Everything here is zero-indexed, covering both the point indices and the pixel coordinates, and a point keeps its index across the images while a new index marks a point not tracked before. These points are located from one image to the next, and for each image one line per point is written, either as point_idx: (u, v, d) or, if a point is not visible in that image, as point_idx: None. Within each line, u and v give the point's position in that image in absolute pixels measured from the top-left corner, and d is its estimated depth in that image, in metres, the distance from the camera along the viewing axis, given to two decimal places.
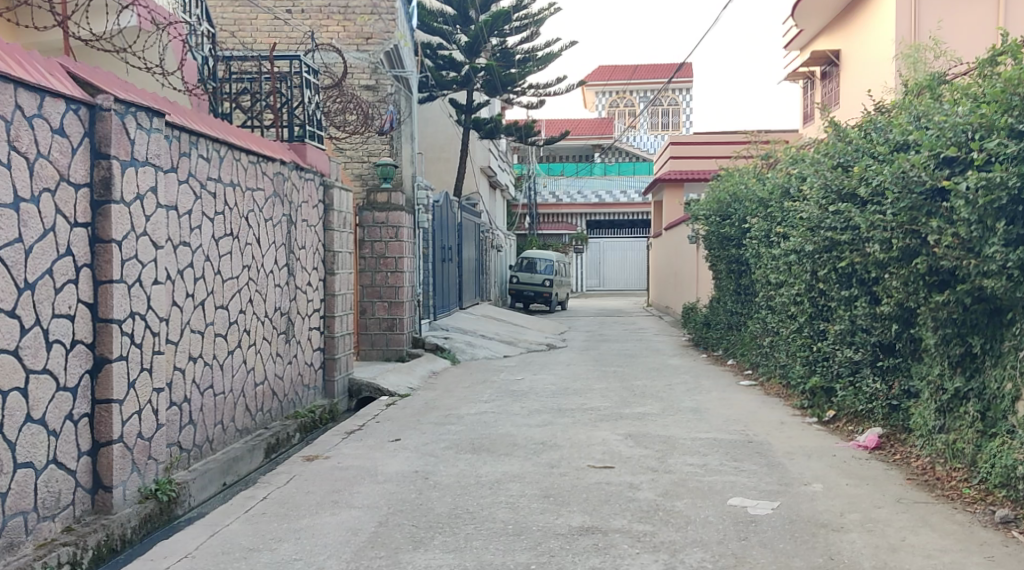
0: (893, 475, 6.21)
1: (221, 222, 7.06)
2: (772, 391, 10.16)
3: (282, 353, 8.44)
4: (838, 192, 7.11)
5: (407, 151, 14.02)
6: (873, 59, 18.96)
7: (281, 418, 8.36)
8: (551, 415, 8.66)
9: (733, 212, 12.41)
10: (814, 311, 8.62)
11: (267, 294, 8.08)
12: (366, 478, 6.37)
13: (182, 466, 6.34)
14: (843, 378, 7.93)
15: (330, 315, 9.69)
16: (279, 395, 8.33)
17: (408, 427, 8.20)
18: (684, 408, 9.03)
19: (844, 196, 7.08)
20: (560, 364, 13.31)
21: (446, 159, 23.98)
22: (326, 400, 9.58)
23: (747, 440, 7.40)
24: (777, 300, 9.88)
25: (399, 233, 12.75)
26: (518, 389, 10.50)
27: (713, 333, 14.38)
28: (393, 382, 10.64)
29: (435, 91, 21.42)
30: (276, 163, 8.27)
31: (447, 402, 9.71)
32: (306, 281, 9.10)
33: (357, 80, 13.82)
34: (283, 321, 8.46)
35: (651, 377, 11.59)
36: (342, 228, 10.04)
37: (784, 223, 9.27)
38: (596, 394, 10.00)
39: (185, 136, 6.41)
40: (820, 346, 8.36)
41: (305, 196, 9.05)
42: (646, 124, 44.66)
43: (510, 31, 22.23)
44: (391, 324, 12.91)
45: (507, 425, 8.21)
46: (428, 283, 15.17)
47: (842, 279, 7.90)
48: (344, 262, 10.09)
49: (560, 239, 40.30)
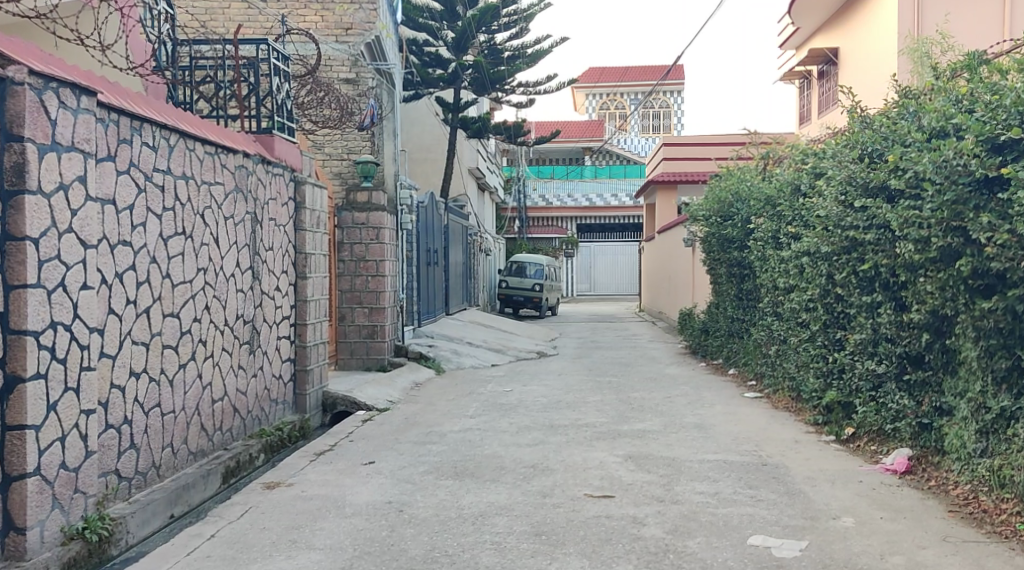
0: (932, 508, 5.46)
1: (170, 219, 6.28)
2: (781, 405, 9.38)
3: (246, 366, 7.65)
4: (865, 187, 6.37)
5: (389, 149, 13.25)
6: (874, 54, 18.24)
7: (244, 437, 7.57)
8: (542, 433, 7.89)
9: (736, 213, 11.67)
10: (828, 319, 7.91)
11: (228, 300, 7.31)
12: (332, 511, 5.58)
13: (120, 498, 5.55)
14: (863, 393, 7.22)
15: (302, 323, 8.90)
16: (242, 412, 7.54)
17: (384, 448, 7.41)
18: (687, 424, 8.28)
19: (871, 192, 6.37)
20: (552, 373, 12.55)
21: (433, 161, 23.20)
22: (296, 415, 8.78)
23: (761, 462, 6.65)
24: (786, 308, 9.15)
25: (380, 235, 12.01)
26: (507, 402, 9.74)
27: (713, 341, 13.66)
28: (371, 395, 9.83)
29: (420, 88, 20.74)
30: (239, 155, 7.50)
31: (429, 417, 8.92)
32: (274, 285, 8.32)
33: (335, 73, 13.05)
34: (246, 330, 7.68)
35: (649, 388, 10.86)
36: (316, 229, 9.26)
37: (796, 221, 8.54)
38: (590, 407, 9.25)
39: (125, 121, 5.63)
40: (838, 357, 7.61)
41: (273, 193, 8.28)
42: (637, 126, 44.06)
43: (499, 27, 21.49)
44: (372, 331, 12.13)
45: (494, 444, 7.44)
46: (412, 287, 14.38)
47: (863, 283, 7.17)
48: (317, 265, 9.30)
49: (551, 243, 39.24)
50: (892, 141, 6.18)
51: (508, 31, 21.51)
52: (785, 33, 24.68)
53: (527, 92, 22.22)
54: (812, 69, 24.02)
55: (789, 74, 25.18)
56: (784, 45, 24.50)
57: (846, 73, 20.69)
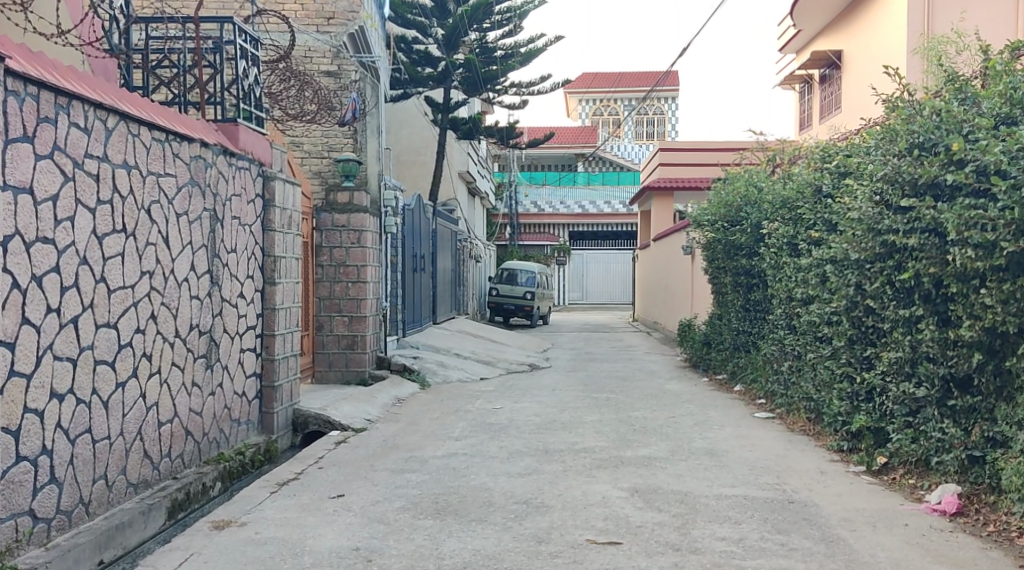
0: (998, 561, 4.61)
1: (106, 213, 5.42)
2: (797, 427, 8.54)
3: (201, 383, 6.78)
4: (914, 184, 5.57)
5: (372, 146, 12.34)
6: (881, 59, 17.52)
7: (198, 463, 6.69)
8: (536, 460, 7.03)
9: (746, 218, 10.84)
10: (856, 333, 7.10)
11: (180, 307, 6.44)
12: (288, 560, 4.71)
13: (35, 543, 4.68)
14: (898, 418, 6.40)
15: (269, 333, 8.02)
16: (195, 434, 6.66)
17: (356, 477, 6.54)
18: (696, 449, 7.42)
19: (921, 189, 5.56)
20: (545, 388, 11.68)
21: (422, 164, 22.33)
22: (261, 436, 7.90)
23: (788, 499, 5.80)
24: (805, 322, 8.32)
25: (361, 238, 11.17)
26: (496, 422, 8.87)
27: (716, 355, 12.82)
28: (347, 413, 8.94)
29: (408, 87, 19.83)
30: (196, 144, 6.64)
31: (410, 439, 8.03)
32: (237, 292, 7.44)
33: (317, 65, 12.23)
34: (202, 342, 6.81)
35: (650, 405, 10.02)
36: (287, 229, 8.39)
37: (820, 224, 7.69)
38: (588, 429, 8.38)
39: (47, 95, 4.79)
40: (869, 377, 6.80)
41: (236, 188, 7.41)
42: (630, 132, 43.31)
43: (490, 25, 20.52)
44: (351, 341, 11.26)
45: (482, 473, 6.58)
46: (396, 294, 13.50)
47: (900, 294, 6.31)
48: (288, 269, 8.42)
49: (543, 250, 38.51)
50: (949, 131, 5.37)
51: (500, 29, 20.58)
52: (786, 37, 23.98)
53: (520, 93, 21.39)
54: (812, 74, 23.28)
55: (789, 79, 24.46)
56: (784, 49, 23.78)
57: (850, 76, 19.95)
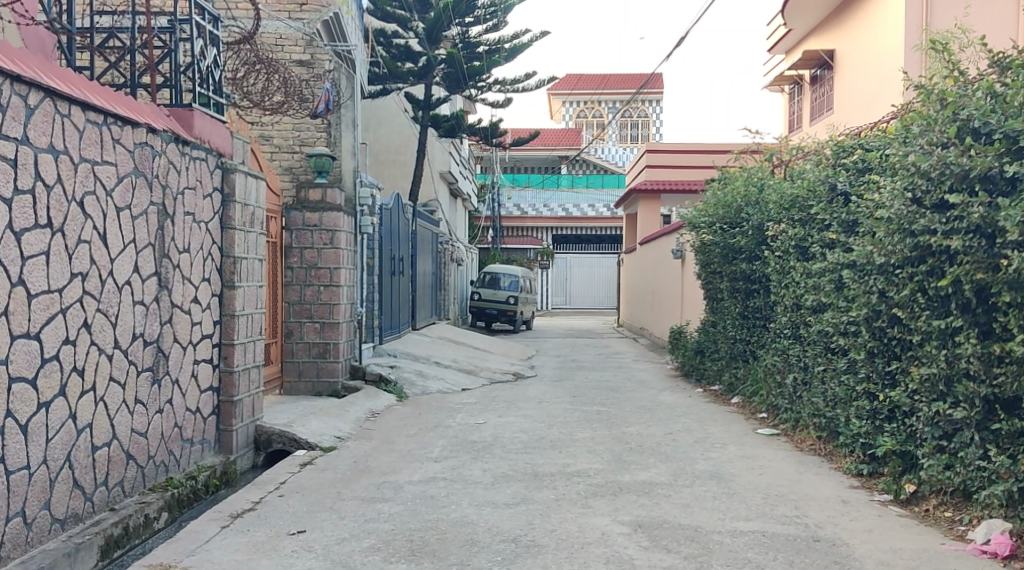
0: None
1: (27, 205, 4.65)
2: (807, 447, 7.82)
3: (147, 400, 6.00)
4: (970, 173, 5.01)
5: (347, 141, 11.57)
6: (874, 61, 16.88)
7: (142, 490, 5.91)
8: (524, 485, 6.29)
9: (746, 220, 10.12)
10: (877, 346, 6.42)
11: (122, 314, 5.66)
12: None
13: None
14: (931, 441, 5.72)
15: (228, 343, 7.24)
16: (139, 459, 5.88)
17: (322, 509, 5.78)
18: (701, 473, 6.71)
19: (980, 181, 5.02)
20: (530, 400, 10.94)
21: (402, 163, 21.59)
22: (218, 458, 7.11)
23: (812, 537, 5.09)
24: (816, 333, 7.63)
25: (335, 239, 10.40)
26: (479, 439, 8.12)
27: (711, 364, 12.11)
28: (316, 429, 8.15)
29: (388, 83, 19.25)
30: (141, 129, 5.87)
31: (383, 460, 7.26)
32: (190, 297, 6.67)
33: (289, 54, 11.48)
34: (148, 354, 6.02)
35: (645, 420, 9.32)
36: (249, 227, 7.61)
37: (836, 225, 7.04)
38: (580, 448, 7.65)
39: None
40: (895, 395, 6.12)
41: (191, 180, 6.64)
42: (615, 135, 42.63)
43: (473, 19, 19.65)
44: (323, 350, 10.48)
45: (464, 503, 5.83)
46: (372, 298, 12.72)
47: (933, 303, 5.63)
48: (250, 271, 7.63)
49: (525, 254, 37.92)
50: (1009, 117, 4.91)
51: (485, 23, 19.76)
52: (776, 36, 23.33)
53: (504, 90, 20.64)
54: (802, 74, 22.65)
55: (779, 80, 23.77)
56: (773, 49, 23.20)
57: (842, 76, 19.33)
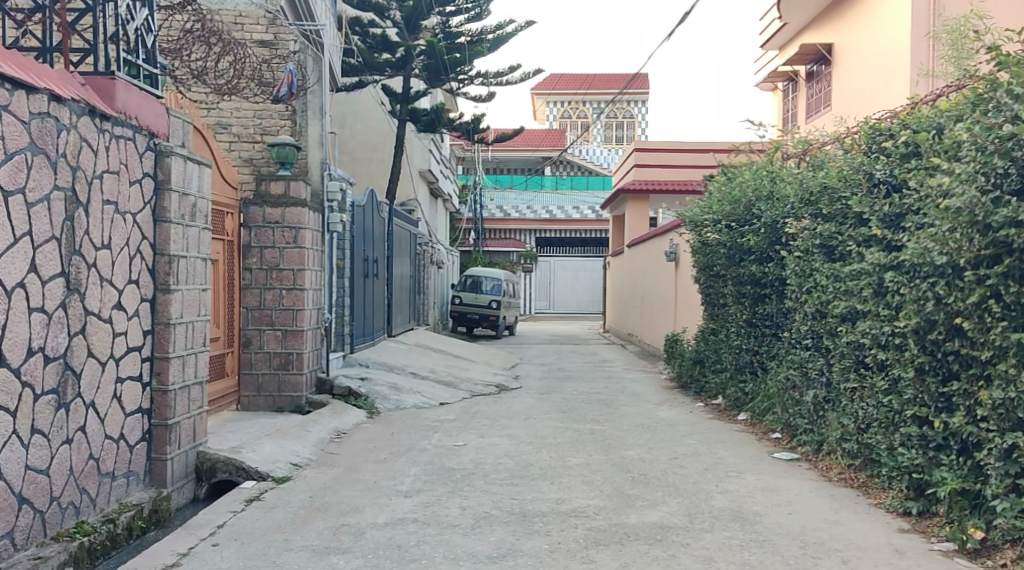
0: None
1: None
2: (834, 475, 6.79)
3: (50, 429, 4.89)
4: None
5: (314, 129, 10.45)
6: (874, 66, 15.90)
7: (42, 541, 4.82)
8: (511, 530, 5.22)
9: (757, 217, 9.13)
10: (929, 362, 5.39)
11: (14, 324, 4.57)
12: None
13: None
14: (1007, 481, 4.67)
15: (162, 357, 6.13)
16: (38, 503, 4.78)
17: (263, 564, 4.69)
18: (721, 511, 5.67)
19: None
20: (515, 416, 9.88)
21: (380, 161, 20.50)
22: (146, 493, 5.98)
23: None
24: (845, 344, 6.62)
25: (298, 237, 9.31)
26: (458, 467, 7.04)
27: (712, 376, 11.07)
28: (270, 454, 7.04)
29: (363, 74, 18.19)
30: (42, 97, 4.78)
31: (346, 495, 6.17)
32: (112, 301, 5.57)
33: (249, 34, 10.34)
34: (51, 372, 4.91)
35: (647, 440, 8.28)
36: (190, 221, 6.50)
37: (876, 221, 6.07)
38: (574, 478, 6.59)
39: None
40: (955, 421, 5.10)
41: (113, 160, 5.54)
42: (599, 135, 41.64)
43: (454, 9, 18.63)
44: (285, 361, 9.37)
45: (438, 555, 4.77)
46: (341, 303, 11.62)
47: (1012, 311, 4.61)
48: (191, 271, 6.51)
49: (508, 257, 36.87)
50: None
51: (467, 13, 18.73)
52: (769, 31, 22.38)
53: (485, 83, 19.58)
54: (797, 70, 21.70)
55: (772, 76, 22.80)
56: (767, 44, 22.23)
57: (840, 70, 18.39)
